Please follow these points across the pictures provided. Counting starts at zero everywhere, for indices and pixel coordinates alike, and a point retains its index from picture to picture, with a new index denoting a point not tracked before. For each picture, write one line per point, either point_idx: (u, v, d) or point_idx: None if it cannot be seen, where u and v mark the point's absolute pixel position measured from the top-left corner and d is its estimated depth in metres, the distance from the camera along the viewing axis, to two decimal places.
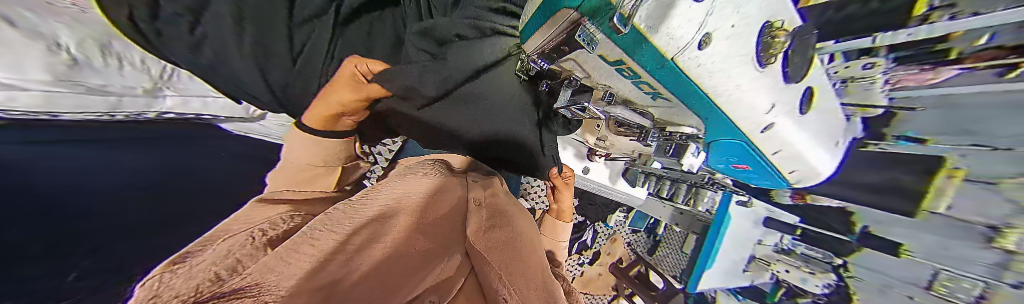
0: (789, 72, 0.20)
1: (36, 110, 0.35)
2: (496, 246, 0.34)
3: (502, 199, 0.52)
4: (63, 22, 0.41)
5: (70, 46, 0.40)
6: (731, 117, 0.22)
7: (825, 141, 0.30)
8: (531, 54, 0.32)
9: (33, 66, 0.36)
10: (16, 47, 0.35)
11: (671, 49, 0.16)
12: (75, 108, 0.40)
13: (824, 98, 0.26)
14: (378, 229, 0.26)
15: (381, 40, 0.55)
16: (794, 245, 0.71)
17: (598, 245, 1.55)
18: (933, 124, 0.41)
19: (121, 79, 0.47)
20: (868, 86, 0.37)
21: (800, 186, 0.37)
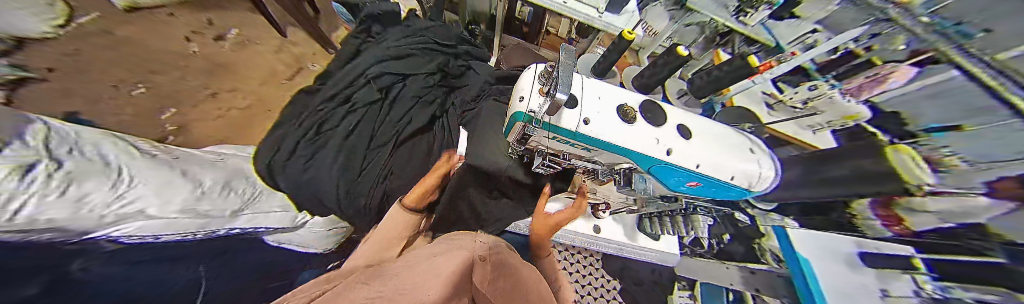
0: (652, 121, 0.36)
1: (153, 232, 0.46)
2: (506, 289, 0.32)
3: (512, 261, 0.47)
4: (211, 170, 0.64)
5: (206, 184, 0.59)
6: (644, 153, 0.35)
7: (731, 154, 0.41)
8: (511, 144, 0.50)
9: (175, 200, 0.51)
10: (176, 187, 0.53)
11: (570, 127, 0.33)
12: (179, 228, 0.51)
13: (698, 128, 0.40)
14: (396, 292, 0.22)
15: (418, 153, 0.87)
16: (942, 289, 0.57)
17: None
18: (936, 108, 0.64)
19: (220, 203, 0.59)
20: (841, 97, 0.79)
21: (760, 189, 0.43)
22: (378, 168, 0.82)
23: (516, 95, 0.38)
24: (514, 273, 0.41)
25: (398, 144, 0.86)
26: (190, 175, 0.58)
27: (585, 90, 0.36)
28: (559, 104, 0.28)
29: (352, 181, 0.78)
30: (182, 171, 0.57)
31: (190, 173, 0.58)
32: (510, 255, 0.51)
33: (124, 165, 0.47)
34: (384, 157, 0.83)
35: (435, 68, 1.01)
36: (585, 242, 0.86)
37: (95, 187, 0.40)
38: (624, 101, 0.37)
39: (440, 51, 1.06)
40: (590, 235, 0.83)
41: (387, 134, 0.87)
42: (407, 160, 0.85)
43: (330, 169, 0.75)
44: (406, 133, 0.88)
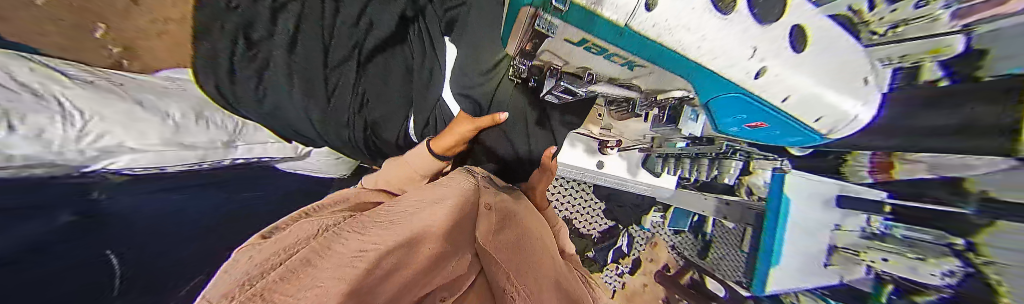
0: (762, 13, 0.21)
1: (148, 164, 0.54)
2: (504, 247, 0.36)
3: (514, 202, 0.53)
4: (174, 100, 0.59)
5: (177, 116, 0.58)
6: (720, 73, 0.22)
7: (841, 82, 0.28)
8: (515, 57, 0.36)
9: (153, 133, 0.53)
10: (143, 120, 0.52)
11: (621, 16, 0.18)
12: (174, 160, 0.57)
13: (819, 35, 0.25)
14: (399, 244, 0.27)
15: (396, 72, 0.72)
16: (887, 227, 0.47)
17: (636, 251, 1.45)
18: (1009, 49, 0.22)
19: (207, 136, 0.62)
20: (938, 18, 0.26)
21: (839, 135, 0.33)
22: (350, 90, 0.68)
23: None
24: (519, 228, 0.43)
25: (368, 59, 0.68)
26: (148, 104, 0.54)
27: None
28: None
29: (327, 108, 0.68)
30: (136, 100, 0.53)
31: (146, 101, 0.54)
32: (516, 202, 0.53)
33: (62, 96, 0.43)
34: (354, 77, 0.68)
35: None
36: (586, 176, 0.87)
37: (42, 122, 0.39)
38: None
39: None
40: (592, 170, 0.81)
41: (342, 50, 0.65)
42: (384, 80, 0.71)
43: (291, 98, 0.64)
44: (369, 48, 0.67)
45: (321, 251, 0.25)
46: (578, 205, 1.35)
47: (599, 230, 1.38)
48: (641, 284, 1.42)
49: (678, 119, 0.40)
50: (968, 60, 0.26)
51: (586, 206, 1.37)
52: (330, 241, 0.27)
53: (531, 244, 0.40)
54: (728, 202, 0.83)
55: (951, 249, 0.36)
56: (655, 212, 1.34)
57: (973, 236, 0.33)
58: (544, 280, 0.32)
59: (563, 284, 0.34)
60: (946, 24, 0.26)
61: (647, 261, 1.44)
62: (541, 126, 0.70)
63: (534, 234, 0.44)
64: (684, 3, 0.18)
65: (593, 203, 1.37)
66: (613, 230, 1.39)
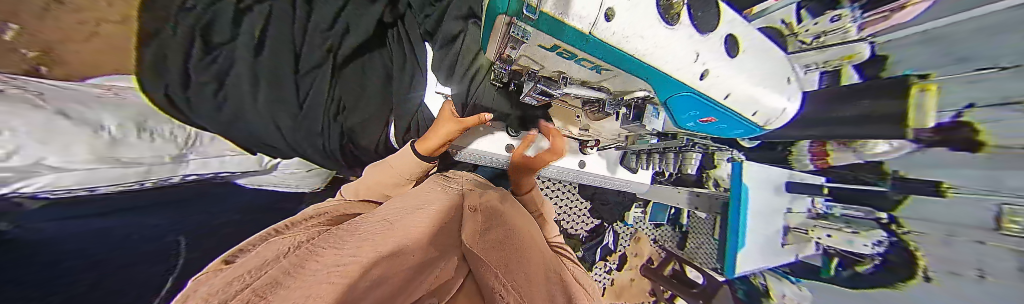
0: (701, 26, 0.25)
1: (77, 185, 0.41)
2: (491, 245, 0.35)
3: (499, 202, 0.53)
4: (107, 108, 0.45)
5: (113, 129, 0.45)
6: (672, 75, 0.26)
7: (769, 81, 0.33)
8: (494, 61, 0.37)
9: (80, 151, 0.39)
10: (67, 135, 0.38)
11: (585, 25, 0.20)
12: (113, 180, 0.46)
13: (747, 40, 0.30)
14: (389, 241, 0.27)
15: (374, 78, 0.70)
16: (829, 208, 0.66)
17: (623, 247, 1.48)
18: (925, 56, 0.42)
19: (152, 149, 0.50)
20: (852, 34, 0.48)
21: (772, 127, 0.39)
22: (324, 95, 0.64)
23: None
24: (506, 226, 0.43)
25: (343, 65, 0.65)
26: (74, 116, 0.40)
27: None
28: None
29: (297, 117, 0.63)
30: (61, 111, 0.38)
31: (71, 113, 0.39)
32: (500, 201, 0.54)
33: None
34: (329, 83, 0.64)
35: None
36: (569, 176, 0.90)
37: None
38: None
39: None
40: (575, 170, 0.85)
41: (313, 54, 0.61)
42: (362, 87, 0.69)
43: (255, 106, 0.58)
44: (346, 52, 0.64)
45: (303, 258, 0.23)
46: (564, 206, 1.37)
47: (587, 228, 1.41)
48: (629, 278, 1.48)
49: (643, 117, 0.44)
50: (876, 63, 0.48)
51: (573, 207, 1.39)
52: (307, 253, 0.25)
53: (517, 237, 0.41)
54: (698, 193, 0.92)
55: (884, 222, 0.56)
56: (635, 208, 1.38)
57: (894, 211, 0.55)
58: (533, 270, 0.34)
59: (548, 272, 0.35)
60: (854, 35, 0.48)
61: (631, 255, 1.49)
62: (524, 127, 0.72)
63: (520, 229, 0.45)
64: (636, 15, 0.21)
65: (578, 203, 1.40)
66: (600, 228, 1.42)
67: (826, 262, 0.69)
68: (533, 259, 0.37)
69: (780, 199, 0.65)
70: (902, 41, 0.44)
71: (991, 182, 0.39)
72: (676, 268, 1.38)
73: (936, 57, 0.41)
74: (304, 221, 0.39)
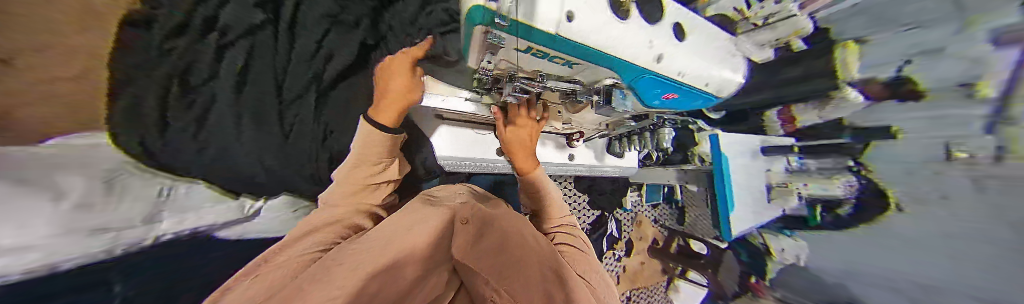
0: (649, 18, 0.29)
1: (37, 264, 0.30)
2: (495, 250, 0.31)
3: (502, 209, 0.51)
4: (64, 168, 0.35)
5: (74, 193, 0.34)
6: (633, 61, 0.30)
7: (714, 57, 0.38)
8: (476, 68, 0.40)
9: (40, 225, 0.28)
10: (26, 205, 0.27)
11: (551, 27, 0.24)
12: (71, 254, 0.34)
13: (690, 26, 0.35)
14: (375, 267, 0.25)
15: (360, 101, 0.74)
16: (801, 163, 0.73)
17: (627, 233, 1.46)
18: (852, 24, 0.67)
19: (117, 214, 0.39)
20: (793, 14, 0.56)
21: (727, 95, 0.44)
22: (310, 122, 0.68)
23: None
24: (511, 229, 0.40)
25: (329, 89, 0.71)
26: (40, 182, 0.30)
27: None
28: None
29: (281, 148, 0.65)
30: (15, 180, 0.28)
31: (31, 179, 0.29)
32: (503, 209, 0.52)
33: None
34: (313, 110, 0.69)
35: None
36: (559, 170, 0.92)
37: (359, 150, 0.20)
38: None
39: None
40: (565, 162, 0.87)
41: (298, 81, 0.66)
42: (347, 108, 0.73)
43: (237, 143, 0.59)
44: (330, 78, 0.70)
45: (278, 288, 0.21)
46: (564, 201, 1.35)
47: (589, 221, 1.39)
48: (638, 263, 1.45)
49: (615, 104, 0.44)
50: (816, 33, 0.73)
51: (571, 201, 1.36)
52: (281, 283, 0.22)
53: (517, 236, 0.36)
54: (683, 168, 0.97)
55: (852, 168, 0.68)
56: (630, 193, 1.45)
57: (860, 157, 0.68)
58: (536, 267, 0.29)
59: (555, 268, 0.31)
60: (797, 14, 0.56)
61: (637, 239, 1.47)
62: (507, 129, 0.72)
63: (520, 228, 0.41)
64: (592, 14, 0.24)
65: (575, 197, 1.38)
66: (602, 219, 1.41)
67: (811, 210, 0.76)
68: (535, 255, 0.32)
69: (757, 160, 0.72)
70: (836, 15, 0.69)
71: (933, 122, 0.55)
72: (681, 244, 1.40)
73: (861, 24, 0.66)
74: (308, 229, 0.38)
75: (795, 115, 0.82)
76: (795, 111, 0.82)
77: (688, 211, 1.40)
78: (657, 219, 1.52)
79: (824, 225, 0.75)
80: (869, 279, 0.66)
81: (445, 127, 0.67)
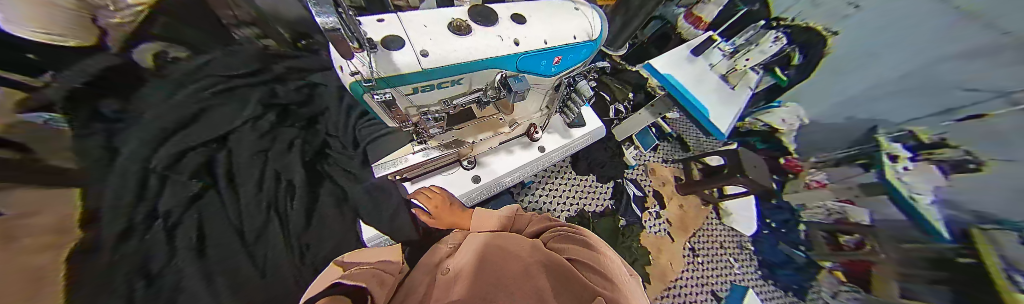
0: (486, 22, 0.36)
1: None
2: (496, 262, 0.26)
3: (512, 233, 0.43)
4: None
5: None
6: (494, 55, 0.36)
7: (567, 16, 0.44)
8: (395, 123, 0.44)
9: None
10: None
11: (409, 65, 0.30)
12: None
13: (530, 8, 0.42)
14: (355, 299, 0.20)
15: (327, 200, 0.73)
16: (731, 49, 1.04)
17: (648, 187, 1.28)
18: None
19: None
20: None
21: (600, 35, 0.49)
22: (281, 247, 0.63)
23: (335, 66, 0.30)
24: (520, 241, 0.34)
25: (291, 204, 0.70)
26: None
27: (406, 24, 0.32)
28: (349, 35, 0.22)
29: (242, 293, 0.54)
30: None
31: None
32: (512, 234, 0.42)
33: None
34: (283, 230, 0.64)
35: (263, 109, 0.83)
36: (540, 166, 0.85)
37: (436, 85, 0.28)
38: (451, 15, 0.35)
39: (249, 86, 0.85)
40: (539, 156, 0.81)
41: (256, 220, 0.64)
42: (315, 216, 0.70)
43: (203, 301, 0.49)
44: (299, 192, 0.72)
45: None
46: (568, 192, 1.17)
47: (608, 198, 1.20)
48: (677, 208, 1.26)
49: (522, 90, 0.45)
50: None
51: (574, 189, 1.18)
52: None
53: (507, 251, 0.30)
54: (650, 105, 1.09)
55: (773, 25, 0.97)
56: (627, 149, 1.33)
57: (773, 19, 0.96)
58: (523, 271, 0.22)
59: (556, 265, 0.23)
60: None
61: (661, 186, 1.31)
62: (461, 157, 0.70)
63: (517, 245, 0.33)
64: (433, 43, 0.31)
65: (579, 181, 1.21)
66: (620, 186, 1.22)
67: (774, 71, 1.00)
68: (527, 261, 0.25)
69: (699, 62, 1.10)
70: None
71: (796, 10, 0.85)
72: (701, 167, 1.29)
73: None
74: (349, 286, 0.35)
75: (697, 15, 1.15)
76: (697, 13, 1.15)
77: (686, 139, 1.47)
78: (664, 159, 1.41)
79: (794, 48, 0.93)
80: (839, 86, 0.89)
81: (409, 185, 0.65)
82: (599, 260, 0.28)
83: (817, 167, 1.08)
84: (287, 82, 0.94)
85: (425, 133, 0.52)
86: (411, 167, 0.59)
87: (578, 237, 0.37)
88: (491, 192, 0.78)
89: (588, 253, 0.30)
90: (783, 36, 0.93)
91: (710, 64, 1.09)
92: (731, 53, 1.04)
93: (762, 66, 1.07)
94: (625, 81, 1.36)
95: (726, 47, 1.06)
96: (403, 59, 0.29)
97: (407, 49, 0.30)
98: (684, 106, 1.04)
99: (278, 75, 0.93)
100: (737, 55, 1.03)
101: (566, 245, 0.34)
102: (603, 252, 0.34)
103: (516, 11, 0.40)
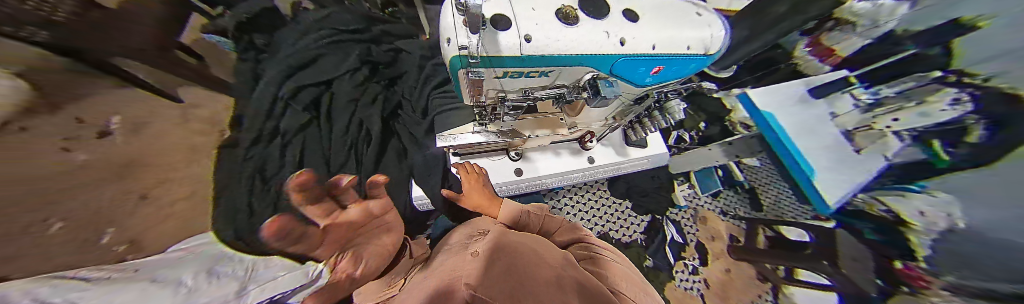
0: (596, 16, 0.33)
1: None
2: (525, 266, 0.24)
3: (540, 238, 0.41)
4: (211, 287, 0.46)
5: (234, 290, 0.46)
6: (595, 53, 0.32)
7: (688, 22, 0.37)
8: (470, 101, 0.45)
9: None
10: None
11: (511, 50, 0.30)
12: None
13: (645, 7, 0.37)
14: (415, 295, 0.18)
15: (391, 152, 0.84)
16: (876, 94, 0.79)
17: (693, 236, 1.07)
18: None
19: None
20: None
21: (718, 51, 0.40)
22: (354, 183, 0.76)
23: (442, 39, 0.32)
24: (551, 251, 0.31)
25: (365, 147, 0.82)
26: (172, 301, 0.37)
27: (515, 6, 0.31)
28: (480, 13, 0.25)
29: None
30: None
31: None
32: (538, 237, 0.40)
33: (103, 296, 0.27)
34: (355, 168, 0.78)
35: (359, 63, 0.97)
36: (582, 178, 0.79)
37: (463, 37, 0.28)
38: (563, 3, 0.33)
39: (354, 42, 1.01)
40: (586, 167, 0.75)
41: (340, 156, 0.79)
42: (377, 163, 0.81)
43: None
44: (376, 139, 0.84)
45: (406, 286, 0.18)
46: (597, 211, 1.08)
47: (640, 231, 1.05)
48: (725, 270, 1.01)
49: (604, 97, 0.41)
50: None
51: (604, 214, 1.08)
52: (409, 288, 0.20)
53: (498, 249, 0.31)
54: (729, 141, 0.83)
55: (948, 77, 0.68)
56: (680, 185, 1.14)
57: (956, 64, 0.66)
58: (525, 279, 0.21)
59: (585, 283, 0.20)
60: None
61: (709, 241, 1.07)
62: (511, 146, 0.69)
63: (550, 252, 0.30)
64: (540, 28, 0.30)
65: (613, 204, 1.09)
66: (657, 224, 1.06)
67: (929, 149, 0.70)
68: (562, 273, 0.22)
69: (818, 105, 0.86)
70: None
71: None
72: (771, 235, 0.99)
73: None
74: None
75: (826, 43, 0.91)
76: (828, 43, 0.90)
77: (759, 193, 1.09)
78: (721, 210, 1.13)
79: (979, 120, 0.61)
80: None
81: (458, 160, 0.69)
82: (636, 297, 0.24)
83: (950, 290, 0.64)
84: (380, 44, 1.04)
85: (491, 116, 0.53)
86: (468, 145, 0.60)
87: (604, 261, 0.33)
88: (525, 189, 0.76)
89: (634, 292, 0.25)
90: (965, 99, 0.64)
91: (833, 111, 0.85)
92: (869, 106, 0.80)
93: (913, 133, 0.72)
94: (702, 108, 1.09)
95: (863, 96, 0.81)
96: (507, 42, 0.29)
97: (514, 30, 0.29)
98: (776, 153, 0.83)
99: (375, 36, 1.04)
100: (879, 109, 0.78)
101: (603, 270, 0.29)
102: (647, 294, 0.29)
103: (630, 6, 0.35)
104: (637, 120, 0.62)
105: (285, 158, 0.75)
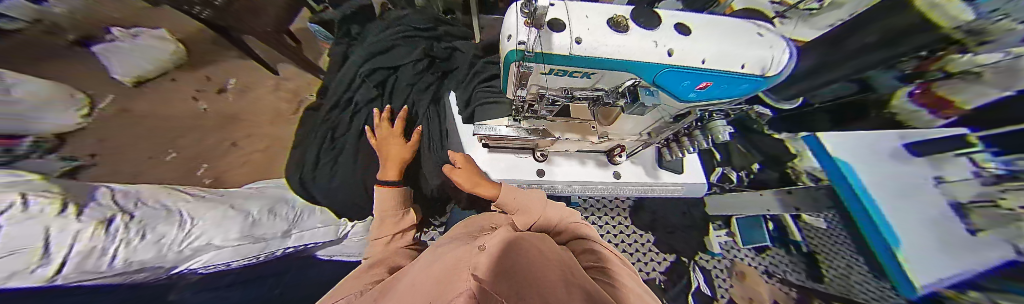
0: (649, 27, 0.34)
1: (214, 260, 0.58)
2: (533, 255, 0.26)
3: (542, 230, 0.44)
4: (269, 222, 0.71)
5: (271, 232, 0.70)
6: (641, 60, 0.34)
7: (747, 41, 0.36)
8: (511, 95, 0.49)
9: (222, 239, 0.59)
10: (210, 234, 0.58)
11: (562, 48, 0.33)
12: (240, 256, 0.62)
13: (701, 23, 0.37)
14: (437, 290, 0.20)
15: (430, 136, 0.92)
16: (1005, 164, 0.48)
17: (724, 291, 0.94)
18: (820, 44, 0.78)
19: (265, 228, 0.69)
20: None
21: (781, 74, 0.38)
22: None
23: (503, 35, 0.36)
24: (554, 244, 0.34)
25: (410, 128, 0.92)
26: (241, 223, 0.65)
27: (572, 12, 0.35)
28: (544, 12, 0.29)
29: None
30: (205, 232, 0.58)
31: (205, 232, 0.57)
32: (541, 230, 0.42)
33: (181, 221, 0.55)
34: None
35: (421, 54, 1.08)
36: (605, 193, 0.76)
37: (524, 32, 0.32)
38: (617, 12, 0.35)
39: (422, 37, 1.14)
40: (611, 182, 0.73)
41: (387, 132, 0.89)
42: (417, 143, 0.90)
43: None
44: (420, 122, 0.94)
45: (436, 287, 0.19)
46: (615, 236, 1.01)
47: (661, 269, 0.95)
48: None
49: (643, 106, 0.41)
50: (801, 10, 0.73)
51: (620, 243, 1.00)
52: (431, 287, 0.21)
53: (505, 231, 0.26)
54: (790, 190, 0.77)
55: None
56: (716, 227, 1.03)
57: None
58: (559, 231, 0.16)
59: (594, 292, 0.14)
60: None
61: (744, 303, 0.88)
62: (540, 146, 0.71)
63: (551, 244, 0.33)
64: (592, 32, 0.33)
65: (633, 232, 1.02)
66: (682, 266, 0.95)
67: None
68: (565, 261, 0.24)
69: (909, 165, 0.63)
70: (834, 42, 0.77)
71: None
72: None
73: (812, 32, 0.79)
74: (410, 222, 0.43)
75: (941, 95, 0.56)
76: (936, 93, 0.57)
77: (821, 260, 0.79)
78: (765, 270, 0.95)
79: None
80: None
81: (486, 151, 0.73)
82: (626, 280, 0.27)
83: None
84: (440, 42, 1.17)
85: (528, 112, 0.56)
86: (500, 137, 0.64)
87: (617, 277, 0.28)
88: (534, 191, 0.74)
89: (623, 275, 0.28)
90: None
91: (939, 175, 0.58)
92: (997, 179, 0.49)
93: None
94: (758, 150, 0.96)
95: (994, 167, 0.50)
96: (560, 41, 0.32)
97: (568, 31, 0.33)
98: (848, 212, 0.66)
99: (438, 35, 1.17)
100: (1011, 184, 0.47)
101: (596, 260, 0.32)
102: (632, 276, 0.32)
103: (686, 21, 0.36)
104: (676, 139, 0.60)
105: (351, 124, 0.96)
